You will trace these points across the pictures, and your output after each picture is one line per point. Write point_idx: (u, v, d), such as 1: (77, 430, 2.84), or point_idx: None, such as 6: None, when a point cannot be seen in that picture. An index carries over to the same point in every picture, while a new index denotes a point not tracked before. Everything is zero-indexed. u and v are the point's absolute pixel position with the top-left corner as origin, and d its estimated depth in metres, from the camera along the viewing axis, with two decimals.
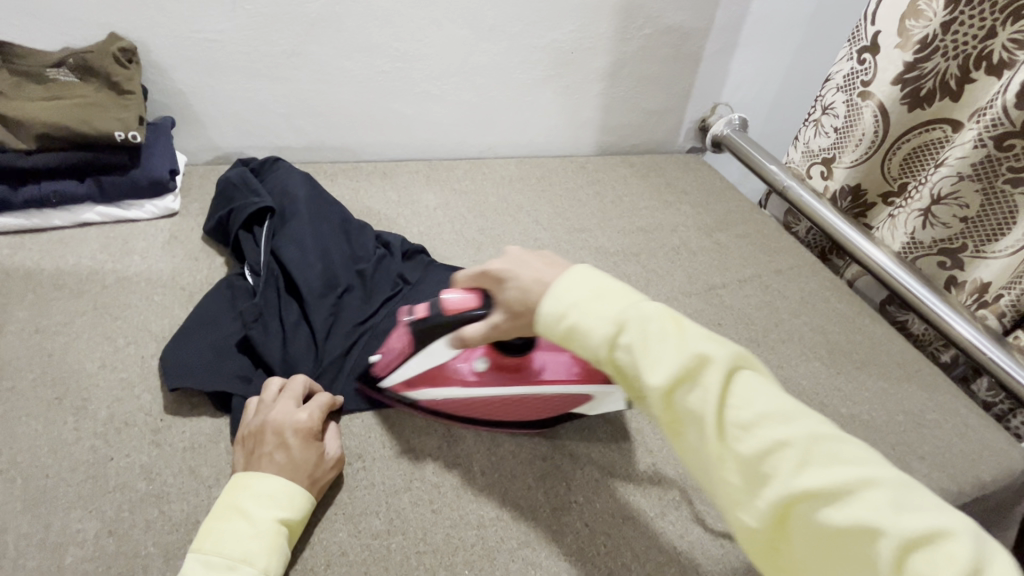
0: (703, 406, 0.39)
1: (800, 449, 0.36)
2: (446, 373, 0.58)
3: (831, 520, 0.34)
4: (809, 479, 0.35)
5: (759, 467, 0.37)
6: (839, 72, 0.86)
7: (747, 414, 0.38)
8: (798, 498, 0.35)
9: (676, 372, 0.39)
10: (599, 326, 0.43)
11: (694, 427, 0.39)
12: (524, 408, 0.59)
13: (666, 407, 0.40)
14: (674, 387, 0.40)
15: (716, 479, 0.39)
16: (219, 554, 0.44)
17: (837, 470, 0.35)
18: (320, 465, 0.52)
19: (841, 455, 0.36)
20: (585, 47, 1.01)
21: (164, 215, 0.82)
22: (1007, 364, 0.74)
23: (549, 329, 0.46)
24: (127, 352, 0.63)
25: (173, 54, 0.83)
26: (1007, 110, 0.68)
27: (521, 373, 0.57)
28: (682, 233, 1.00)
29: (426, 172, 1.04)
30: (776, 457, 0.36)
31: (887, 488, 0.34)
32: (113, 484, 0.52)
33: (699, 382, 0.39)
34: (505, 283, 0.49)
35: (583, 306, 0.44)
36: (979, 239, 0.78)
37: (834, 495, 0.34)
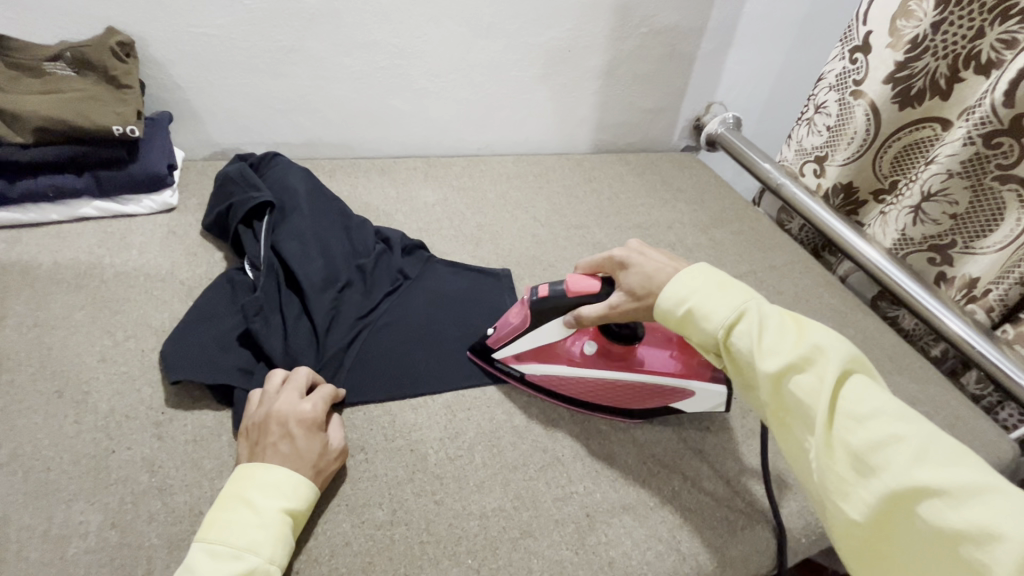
0: (815, 394, 0.42)
1: (914, 447, 0.38)
2: (553, 351, 0.63)
3: (944, 519, 0.35)
4: (922, 475, 0.37)
5: (867, 459, 0.39)
6: (832, 72, 0.88)
7: (861, 408, 0.41)
8: (911, 493, 0.37)
9: (789, 361, 0.44)
10: (719, 316, 0.48)
11: (802, 414, 0.43)
12: (620, 395, 0.63)
13: (777, 394, 0.44)
14: (786, 375, 0.44)
15: (820, 468, 0.41)
16: (224, 544, 0.44)
17: (952, 472, 0.36)
18: (325, 456, 0.53)
19: (959, 461, 0.37)
20: (582, 45, 1.02)
21: (162, 210, 0.82)
22: (996, 358, 0.75)
23: (670, 314, 0.52)
24: (126, 346, 0.63)
25: (172, 49, 0.83)
26: (995, 108, 0.70)
27: (625, 358, 0.62)
28: (678, 229, 1.01)
29: (424, 169, 1.05)
30: (887, 450, 0.38)
31: (1010, 497, 0.34)
32: (115, 476, 0.52)
33: (813, 373, 0.43)
34: (628, 268, 0.56)
35: (703, 297, 0.50)
36: (968, 235, 0.80)
37: (949, 494, 0.36)
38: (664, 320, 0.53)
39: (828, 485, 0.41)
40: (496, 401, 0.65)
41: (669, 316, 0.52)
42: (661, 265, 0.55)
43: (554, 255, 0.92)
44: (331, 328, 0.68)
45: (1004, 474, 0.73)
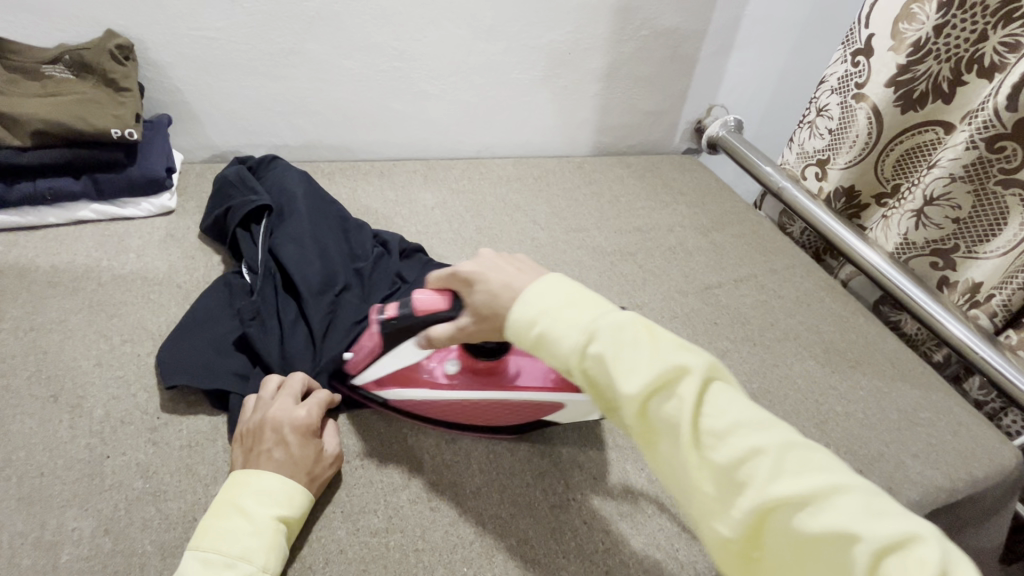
0: (678, 415, 0.39)
1: (773, 456, 0.36)
2: (414, 374, 0.59)
3: (807, 528, 0.34)
4: (783, 486, 0.35)
5: (733, 476, 0.36)
6: (834, 75, 0.88)
7: (721, 423, 0.38)
8: (774, 507, 0.35)
9: (650, 381, 0.39)
10: (571, 336, 0.43)
11: (669, 436, 0.39)
12: (492, 414, 0.59)
13: (641, 417, 0.40)
14: (647, 397, 0.40)
15: (691, 489, 0.38)
16: (217, 552, 0.44)
17: (807, 477, 0.35)
18: (319, 463, 0.52)
19: (813, 462, 0.36)
20: (583, 47, 1.01)
21: (159, 213, 0.82)
22: (999, 364, 0.75)
23: (522, 335, 0.45)
24: (122, 350, 0.62)
25: (171, 52, 0.83)
26: (998, 112, 0.69)
27: (490, 376, 0.58)
28: (678, 233, 1.01)
29: (424, 171, 1.04)
30: (751, 464, 0.36)
31: (858, 495, 0.34)
32: (109, 482, 0.51)
33: (674, 393, 0.39)
34: (473, 286, 0.49)
35: (552, 316, 0.44)
36: (970, 240, 0.79)
37: (810, 501, 0.34)
38: (517, 342, 0.46)
39: (699, 504, 0.38)
40: None
41: (521, 338, 0.45)
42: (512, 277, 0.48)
43: (553, 259, 0.92)
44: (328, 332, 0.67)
45: (1007, 481, 0.72)
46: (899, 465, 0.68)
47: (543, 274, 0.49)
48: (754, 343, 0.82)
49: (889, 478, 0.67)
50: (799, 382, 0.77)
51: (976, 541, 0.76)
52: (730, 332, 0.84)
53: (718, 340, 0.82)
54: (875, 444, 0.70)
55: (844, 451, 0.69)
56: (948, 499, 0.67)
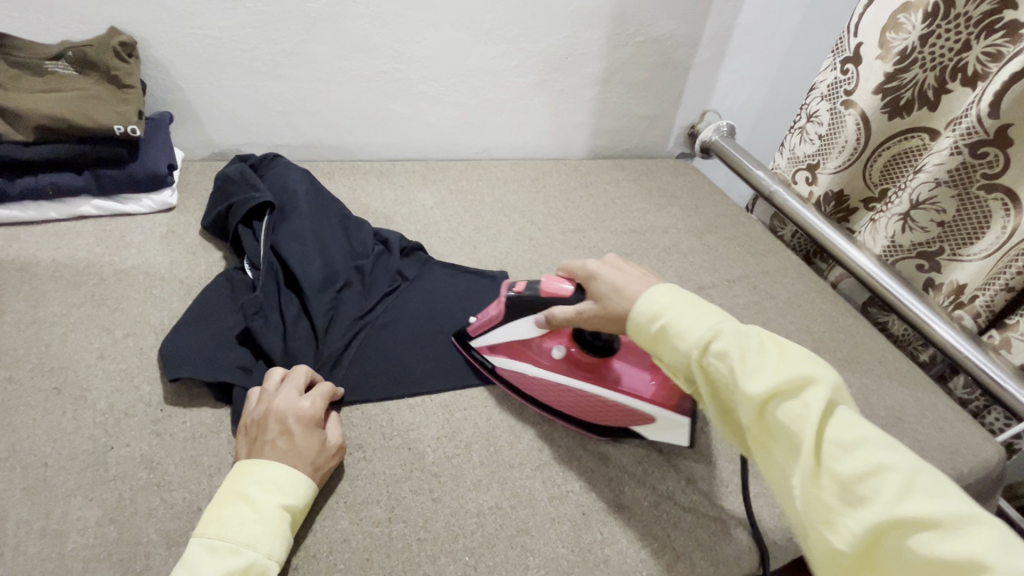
0: (799, 419, 0.39)
1: (901, 476, 0.35)
2: (522, 346, 0.64)
3: (933, 551, 0.33)
4: (911, 507, 0.34)
5: (854, 489, 0.36)
6: (823, 82, 0.90)
7: (847, 435, 0.38)
8: (899, 526, 0.34)
9: (774, 385, 0.41)
10: (695, 333, 0.45)
11: (786, 441, 0.40)
12: (579, 404, 0.62)
13: (760, 419, 0.42)
14: (770, 399, 0.41)
15: (806, 499, 0.38)
16: (222, 538, 0.45)
17: (939, 502, 0.34)
18: (324, 454, 0.53)
19: (947, 490, 0.35)
20: (579, 53, 1.03)
21: (160, 209, 0.82)
22: (983, 363, 0.77)
23: (642, 328, 0.49)
24: (125, 344, 0.63)
25: (173, 51, 0.84)
26: (981, 119, 0.72)
27: (593, 367, 0.62)
28: (673, 234, 1.03)
29: (422, 172, 1.06)
30: (876, 480, 0.36)
31: (999, 531, 0.32)
32: (114, 472, 0.52)
33: (797, 398, 0.40)
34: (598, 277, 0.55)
35: (678, 312, 0.47)
36: (954, 243, 0.82)
37: (937, 526, 0.33)
38: (637, 332, 0.50)
39: (812, 516, 0.38)
40: (492, 401, 0.66)
41: (642, 328, 0.50)
42: (631, 279, 0.54)
43: (550, 258, 0.93)
44: (330, 327, 0.68)
45: (991, 476, 0.74)
46: None
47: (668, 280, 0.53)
48: None
49: None
50: None
51: None
52: None
53: None
54: None
55: None
56: None
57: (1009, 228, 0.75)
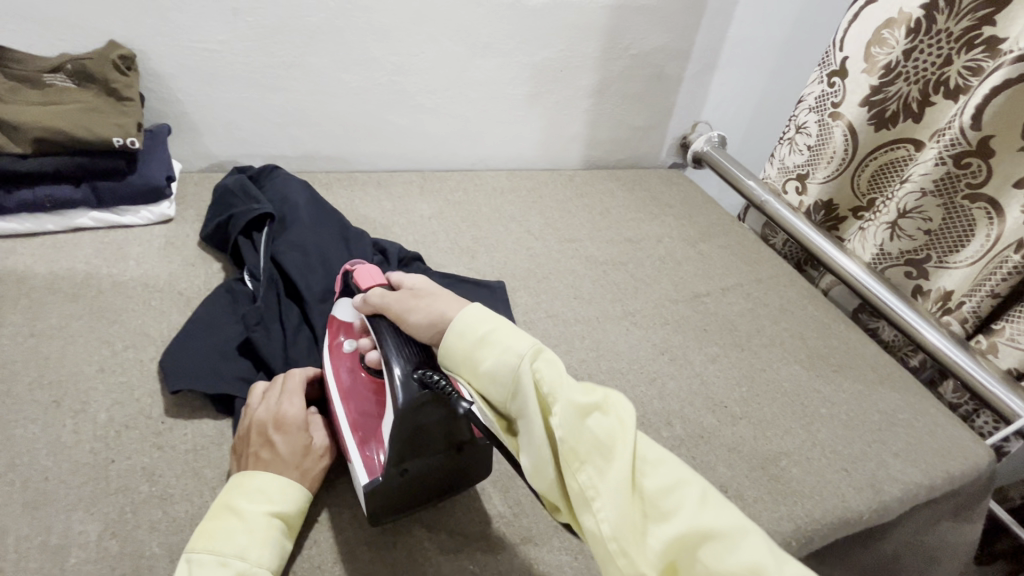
0: (610, 436, 0.41)
1: (697, 491, 0.38)
2: (331, 329, 0.62)
3: (725, 562, 0.35)
4: (707, 518, 0.37)
5: (660, 503, 0.38)
6: (811, 94, 0.93)
7: (654, 454, 0.41)
8: (697, 539, 0.36)
9: (592, 399, 0.42)
10: (520, 343, 0.45)
11: (596, 456, 0.40)
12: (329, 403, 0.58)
13: (574, 431, 0.41)
14: (586, 411, 0.42)
15: (616, 519, 0.38)
16: (210, 551, 0.44)
17: (729, 515, 0.37)
18: (308, 453, 0.53)
19: (730, 506, 0.38)
20: (574, 65, 1.05)
21: (158, 221, 0.82)
22: (972, 368, 0.79)
23: (466, 331, 0.47)
24: (125, 356, 0.63)
25: (173, 64, 0.84)
26: (964, 131, 0.74)
27: (365, 382, 0.58)
28: (667, 243, 1.04)
29: (419, 183, 1.06)
30: (676, 493, 0.38)
31: (770, 545, 0.36)
32: (115, 486, 0.51)
33: (610, 416, 0.42)
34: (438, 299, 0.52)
35: (501, 325, 0.47)
36: (941, 250, 0.84)
37: (726, 538, 0.36)
38: (456, 340, 0.47)
39: (621, 536, 0.38)
40: None
41: (466, 334, 0.47)
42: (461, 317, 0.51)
43: (547, 268, 0.94)
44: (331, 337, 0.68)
45: (983, 479, 0.76)
46: (879, 463, 0.72)
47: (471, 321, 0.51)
48: (742, 349, 0.86)
49: (871, 476, 0.70)
50: (786, 386, 0.81)
51: (950, 537, 0.80)
52: (718, 338, 0.87)
53: (708, 346, 0.85)
54: (857, 444, 0.74)
55: (830, 450, 0.72)
56: (928, 496, 0.71)
57: (993, 236, 0.77)
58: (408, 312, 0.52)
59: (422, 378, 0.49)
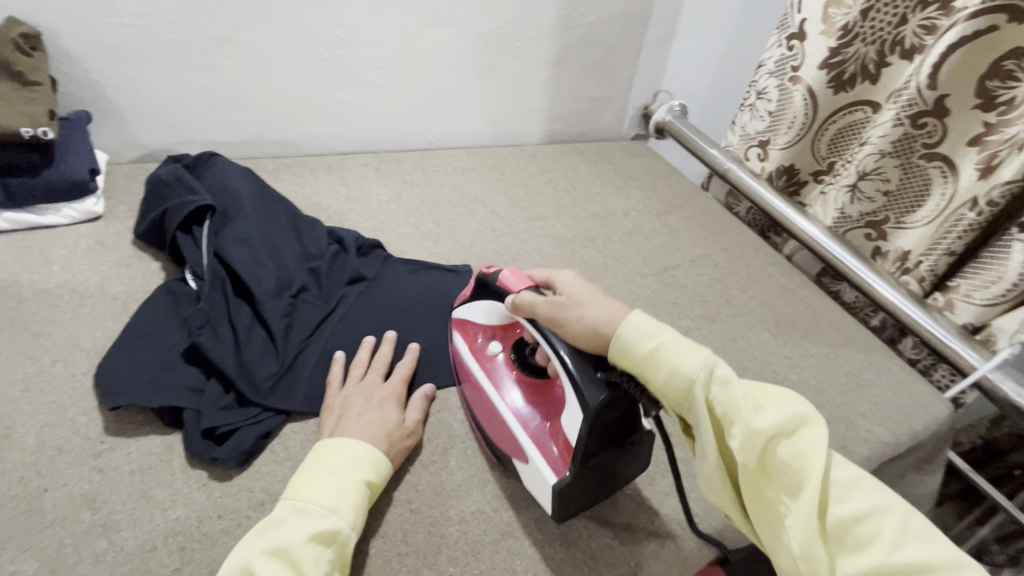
0: (803, 464, 0.42)
1: (885, 516, 0.42)
2: (467, 332, 0.63)
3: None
4: (896, 550, 0.40)
5: (850, 528, 0.42)
6: (771, 58, 0.92)
7: (841, 475, 0.44)
8: (888, 566, 0.40)
9: (780, 427, 0.43)
10: (699, 368, 0.45)
11: (791, 486, 0.42)
12: (480, 404, 0.59)
13: (760, 458, 0.44)
14: (773, 438, 0.43)
15: (807, 542, 0.41)
16: (312, 503, 0.46)
17: (915, 543, 0.41)
18: (401, 431, 0.56)
19: (913, 531, 0.42)
20: (530, 34, 1.00)
21: (85, 219, 0.75)
22: (929, 324, 0.81)
23: (633, 347, 0.47)
24: (54, 373, 0.57)
25: (85, 43, 0.76)
26: (920, 90, 0.74)
27: (520, 384, 0.57)
28: (634, 217, 1.03)
29: (375, 165, 1.01)
30: (863, 519, 0.42)
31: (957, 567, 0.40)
32: (50, 518, 0.47)
33: (796, 440, 0.43)
34: (599, 307, 0.51)
35: (674, 342, 0.46)
36: (899, 211, 0.85)
37: (919, 566, 0.40)
38: (624, 353, 0.47)
39: (811, 556, 0.41)
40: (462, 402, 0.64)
41: (637, 344, 0.47)
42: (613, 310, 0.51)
43: (514, 248, 0.91)
44: (287, 336, 0.64)
45: (943, 431, 0.78)
46: (848, 425, 0.73)
47: (624, 311, 0.51)
48: (711, 320, 0.86)
49: (841, 438, 0.71)
50: (756, 354, 0.81)
51: (916, 489, 0.83)
52: (689, 311, 0.86)
53: (680, 320, 0.85)
54: (826, 407, 0.75)
55: None
56: (894, 452, 0.73)
57: (948, 195, 0.78)
58: (565, 319, 0.50)
59: (608, 377, 0.47)
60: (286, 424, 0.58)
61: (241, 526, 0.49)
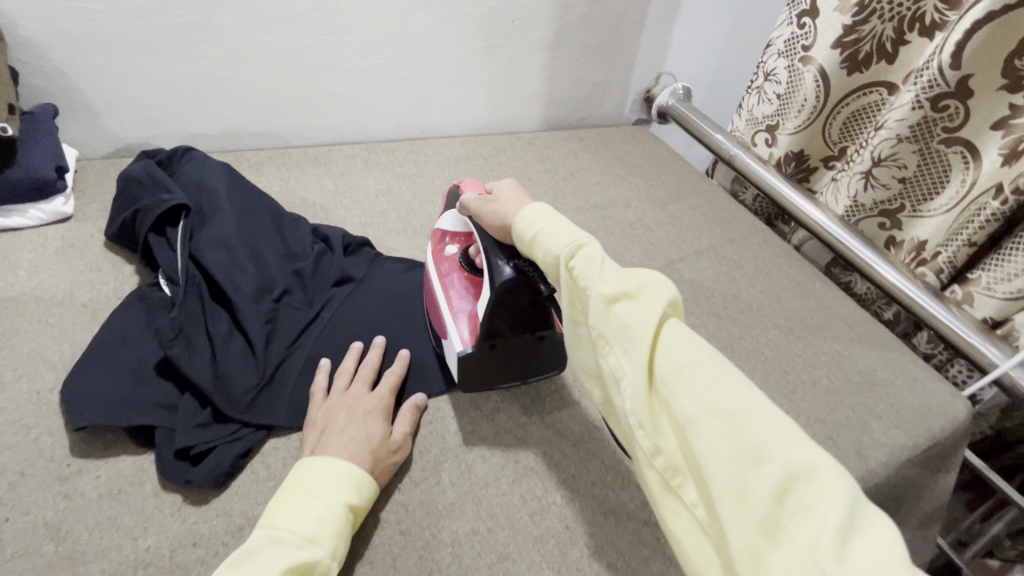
0: (636, 323, 0.40)
1: (715, 375, 0.37)
2: (434, 236, 0.67)
3: (724, 437, 0.34)
4: (713, 399, 0.36)
5: (672, 384, 0.38)
6: (781, 37, 0.87)
7: (682, 337, 0.40)
8: (701, 416, 0.36)
9: (622, 288, 0.42)
10: (562, 245, 0.46)
11: (621, 339, 0.41)
12: (428, 293, 0.64)
13: (603, 323, 0.42)
14: (615, 301, 0.42)
15: (634, 400, 0.40)
16: (288, 532, 0.42)
17: (738, 399, 0.35)
18: (388, 447, 0.52)
19: (748, 389, 0.36)
20: (526, 16, 0.95)
21: (54, 221, 0.71)
22: (947, 319, 0.76)
23: (522, 231, 0.49)
24: (18, 390, 0.53)
25: (47, 31, 0.70)
26: (942, 70, 0.69)
27: (465, 282, 0.62)
28: (636, 208, 0.98)
29: (364, 156, 0.96)
30: (689, 375, 0.37)
31: (781, 427, 0.34)
32: (10, 551, 0.44)
33: (639, 304, 0.41)
34: (512, 202, 0.53)
35: (551, 224, 0.48)
36: (915, 199, 0.80)
37: (733, 419, 0.35)
38: (517, 237, 0.50)
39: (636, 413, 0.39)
40: (457, 411, 0.60)
41: (529, 223, 0.49)
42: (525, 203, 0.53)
43: None
44: (269, 343, 0.60)
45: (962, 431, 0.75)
46: (863, 428, 0.69)
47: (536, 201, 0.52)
48: (717, 316, 0.82)
49: (856, 443, 0.68)
50: (766, 353, 0.77)
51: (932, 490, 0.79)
52: (694, 308, 0.82)
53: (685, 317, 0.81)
54: (839, 410, 0.71)
55: (814, 420, 0.70)
56: (911, 455, 0.69)
57: (968, 182, 0.73)
58: (484, 212, 0.55)
59: (516, 266, 0.52)
60: (267, 439, 0.54)
61: (217, 555, 0.46)
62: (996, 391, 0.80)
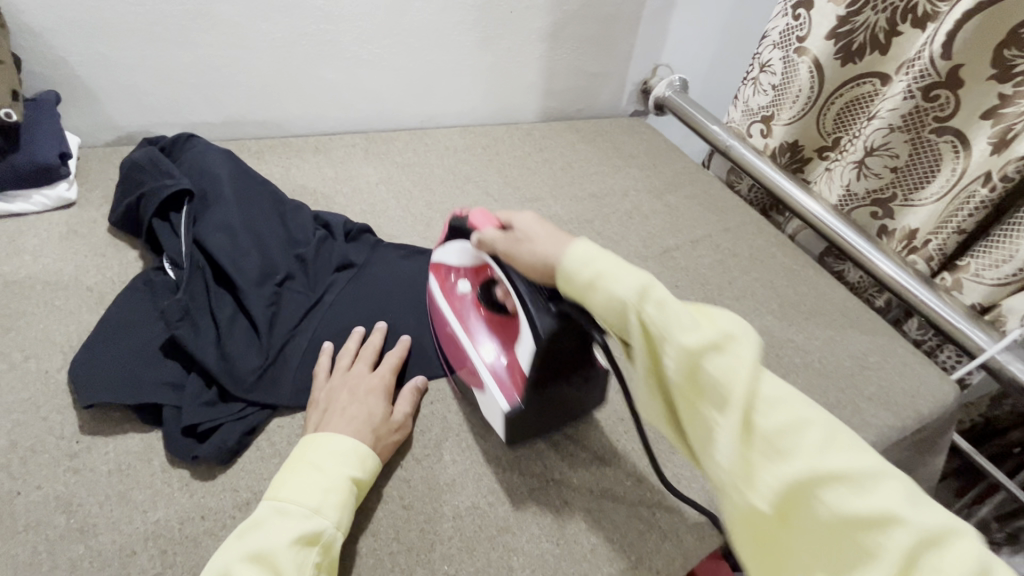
0: (730, 379, 0.37)
1: (820, 431, 0.35)
2: (440, 273, 0.61)
3: (845, 501, 0.33)
4: (831, 460, 0.34)
5: (777, 443, 0.35)
6: (775, 29, 0.87)
7: (777, 390, 0.37)
8: (820, 480, 0.33)
9: (707, 338, 0.38)
10: (630, 289, 0.41)
11: (717, 400, 0.37)
12: (447, 338, 0.60)
13: (688, 377, 0.38)
14: (701, 354, 0.38)
15: (730, 462, 0.36)
16: (294, 503, 0.44)
17: (853, 457, 0.34)
18: (389, 425, 0.54)
19: (855, 445, 0.35)
20: (524, 6, 0.95)
21: (58, 206, 0.71)
22: (937, 305, 0.78)
23: (573, 277, 0.44)
24: (26, 369, 0.54)
25: (47, 18, 0.71)
26: (934, 60, 0.70)
27: (484, 321, 0.57)
28: (633, 197, 0.99)
29: (363, 146, 0.97)
30: (797, 435, 0.35)
31: (903, 487, 0.33)
32: (23, 523, 0.45)
33: (728, 354, 0.37)
34: (545, 240, 0.48)
35: (609, 264, 0.43)
36: (907, 188, 0.82)
37: (856, 482, 0.33)
38: (565, 283, 0.45)
39: (732, 476, 0.36)
40: (458, 392, 0.62)
41: (577, 269, 0.44)
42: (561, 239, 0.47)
43: None
44: (272, 326, 0.61)
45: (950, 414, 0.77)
46: (853, 410, 0.71)
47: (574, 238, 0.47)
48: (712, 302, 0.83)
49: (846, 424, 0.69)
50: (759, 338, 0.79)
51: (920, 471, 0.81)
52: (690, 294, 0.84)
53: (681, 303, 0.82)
54: (830, 393, 0.73)
55: None
56: (899, 436, 0.71)
57: (958, 171, 0.75)
58: (516, 253, 0.49)
59: (559, 311, 0.47)
60: (272, 418, 0.55)
61: (225, 528, 0.47)
62: (984, 375, 0.82)
